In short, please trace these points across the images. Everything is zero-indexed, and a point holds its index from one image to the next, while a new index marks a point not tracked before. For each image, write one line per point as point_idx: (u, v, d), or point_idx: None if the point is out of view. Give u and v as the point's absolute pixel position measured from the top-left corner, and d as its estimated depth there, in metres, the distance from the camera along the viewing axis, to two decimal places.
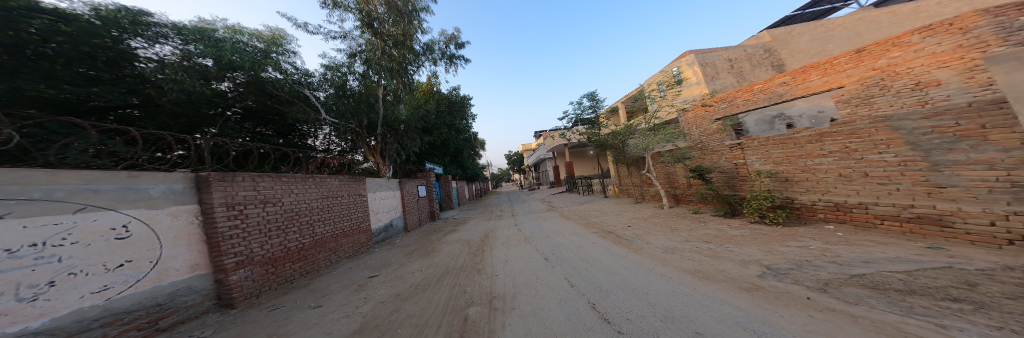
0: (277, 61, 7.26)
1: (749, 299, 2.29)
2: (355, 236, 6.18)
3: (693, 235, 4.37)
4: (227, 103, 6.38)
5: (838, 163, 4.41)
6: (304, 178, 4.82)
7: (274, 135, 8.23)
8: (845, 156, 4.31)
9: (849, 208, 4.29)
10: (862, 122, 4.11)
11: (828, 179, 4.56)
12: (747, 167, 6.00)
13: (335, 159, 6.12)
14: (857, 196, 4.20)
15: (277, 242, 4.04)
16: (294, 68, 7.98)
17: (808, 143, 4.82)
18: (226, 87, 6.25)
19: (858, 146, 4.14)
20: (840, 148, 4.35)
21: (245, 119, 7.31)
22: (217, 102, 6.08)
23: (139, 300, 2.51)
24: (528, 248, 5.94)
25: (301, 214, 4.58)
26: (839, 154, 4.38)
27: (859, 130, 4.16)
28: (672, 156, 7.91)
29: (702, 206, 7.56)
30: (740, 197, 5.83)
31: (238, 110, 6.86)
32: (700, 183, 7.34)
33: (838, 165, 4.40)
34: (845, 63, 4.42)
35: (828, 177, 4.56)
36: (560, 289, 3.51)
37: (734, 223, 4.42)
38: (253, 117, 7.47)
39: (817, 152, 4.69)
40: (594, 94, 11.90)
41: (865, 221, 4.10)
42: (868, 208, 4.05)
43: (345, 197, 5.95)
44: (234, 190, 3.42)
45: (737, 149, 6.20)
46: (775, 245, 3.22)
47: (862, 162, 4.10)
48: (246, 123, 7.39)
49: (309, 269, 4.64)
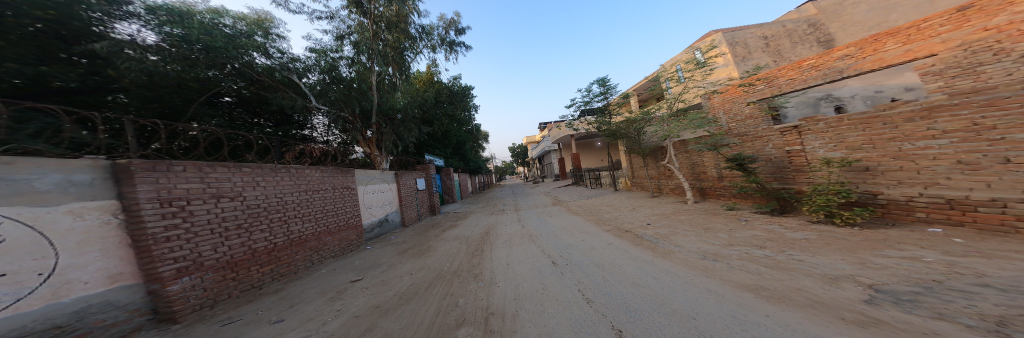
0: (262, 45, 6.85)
1: (852, 331, 1.52)
2: (344, 233, 5.53)
3: (736, 237, 3.47)
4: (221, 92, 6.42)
5: (957, 145, 3.24)
6: (277, 169, 4.11)
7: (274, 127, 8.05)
8: (973, 136, 3.13)
9: (971, 206, 3.14)
10: (1008, 89, 2.93)
11: (937, 167, 3.38)
12: (806, 154, 4.86)
13: (318, 147, 5.34)
14: (985, 190, 3.04)
15: (240, 243, 3.38)
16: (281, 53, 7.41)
17: (906, 122, 3.65)
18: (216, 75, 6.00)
19: (996, 123, 2.97)
20: (963, 126, 3.19)
21: (241, 107, 7.13)
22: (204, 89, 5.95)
23: (22, 324, 1.84)
24: (533, 249, 5.26)
25: (271, 210, 3.88)
26: (961, 134, 3.21)
27: (1000, 99, 2.96)
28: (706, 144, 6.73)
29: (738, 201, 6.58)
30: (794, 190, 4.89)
31: (233, 98, 6.78)
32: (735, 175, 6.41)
33: (958, 148, 3.23)
34: (939, 25, 3.58)
35: (938, 166, 3.38)
36: (573, 305, 2.80)
37: (789, 223, 3.52)
38: (248, 104, 7.25)
39: (918, 133, 3.54)
40: (605, 79, 10.93)
41: (998, 224, 2.96)
42: (1008, 207, 2.88)
43: (330, 190, 5.27)
44: (173, 183, 2.75)
45: (792, 133, 5.05)
46: (863, 253, 2.38)
47: (1000, 143, 2.93)
48: (234, 109, 6.99)
49: (287, 271, 4.01)
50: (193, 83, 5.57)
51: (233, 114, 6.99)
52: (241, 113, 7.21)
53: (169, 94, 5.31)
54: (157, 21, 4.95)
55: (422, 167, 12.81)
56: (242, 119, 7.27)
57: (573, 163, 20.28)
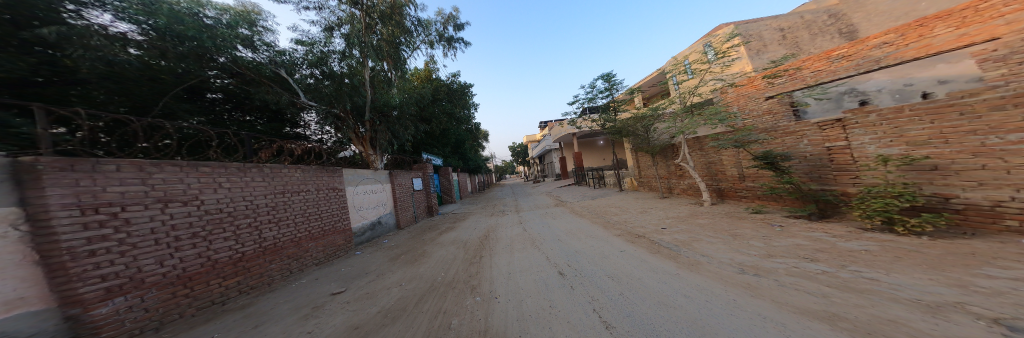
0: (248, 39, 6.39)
1: None
2: (329, 238, 4.97)
3: (774, 246, 3.02)
4: (204, 88, 5.96)
5: None
6: (248, 168, 3.49)
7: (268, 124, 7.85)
8: None
9: None
10: None
11: None
12: (853, 151, 4.34)
13: (299, 146, 4.67)
14: None
15: (198, 253, 2.72)
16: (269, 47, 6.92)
17: (992, 111, 2.99)
18: (215, 74, 5.89)
19: None
20: None
21: (228, 103, 6.71)
22: (189, 85, 5.65)
23: None
24: (537, 256, 4.77)
25: (240, 214, 3.25)
26: None
27: None
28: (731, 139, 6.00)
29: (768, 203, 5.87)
30: (840, 192, 4.50)
31: (220, 94, 6.36)
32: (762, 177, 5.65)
33: None
34: (1002, 4, 3.02)
35: None
36: (591, 330, 2.29)
37: (835, 230, 3.04)
38: (238, 102, 6.87)
39: (1009, 125, 2.85)
40: (610, 74, 10.49)
41: None
42: None
43: (312, 192, 4.66)
44: (103, 186, 2.09)
45: (835, 127, 4.57)
46: (956, 272, 1.92)
47: None
48: (218, 103, 6.50)
49: (259, 283, 3.36)
50: (167, 76, 5.05)
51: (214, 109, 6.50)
52: (225, 109, 6.76)
53: (147, 92, 4.86)
54: (127, 9, 4.34)
55: (419, 166, 12.31)
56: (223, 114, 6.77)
57: (575, 162, 19.89)
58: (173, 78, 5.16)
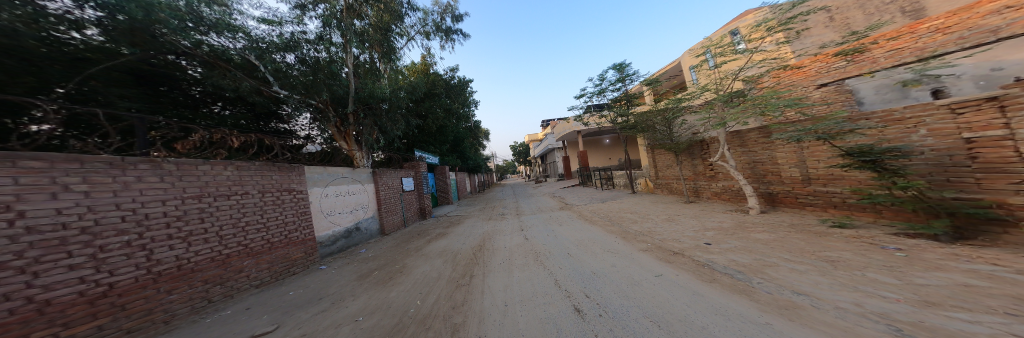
0: (224, 23, 5.45)
1: None
2: (279, 252, 3.93)
3: (917, 283, 1.96)
4: (163, 74, 4.96)
5: None
6: (127, 163, 2.43)
7: (250, 117, 6.97)
8: None
9: None
10: None
11: None
12: (1011, 147, 2.55)
13: (234, 139, 3.69)
14: None
15: (1, 296, 1.64)
16: (246, 39, 5.99)
17: None
18: (185, 64, 5.19)
19: None
20: None
21: (207, 94, 5.86)
22: (136, 68, 4.54)
23: None
24: (541, 278, 3.73)
25: (95, 233, 2.15)
26: None
27: None
28: (794, 133, 3.88)
29: (825, 214, 4.32)
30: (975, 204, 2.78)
31: (192, 84, 5.50)
32: (832, 184, 4.11)
33: None
34: None
35: None
36: None
37: (1015, 263, 1.97)
38: (214, 94, 5.97)
39: None
40: (623, 65, 9.47)
41: None
42: None
43: (248, 195, 3.60)
44: None
45: (981, 112, 2.75)
46: None
47: None
48: (183, 91, 5.49)
49: (142, 324, 2.34)
50: (94, 55, 3.94)
51: (176, 97, 5.45)
52: (195, 101, 5.82)
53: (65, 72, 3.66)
54: None
55: (411, 164, 11.20)
56: (191, 106, 5.75)
57: (581, 162, 18.80)
58: (105, 58, 4.05)
